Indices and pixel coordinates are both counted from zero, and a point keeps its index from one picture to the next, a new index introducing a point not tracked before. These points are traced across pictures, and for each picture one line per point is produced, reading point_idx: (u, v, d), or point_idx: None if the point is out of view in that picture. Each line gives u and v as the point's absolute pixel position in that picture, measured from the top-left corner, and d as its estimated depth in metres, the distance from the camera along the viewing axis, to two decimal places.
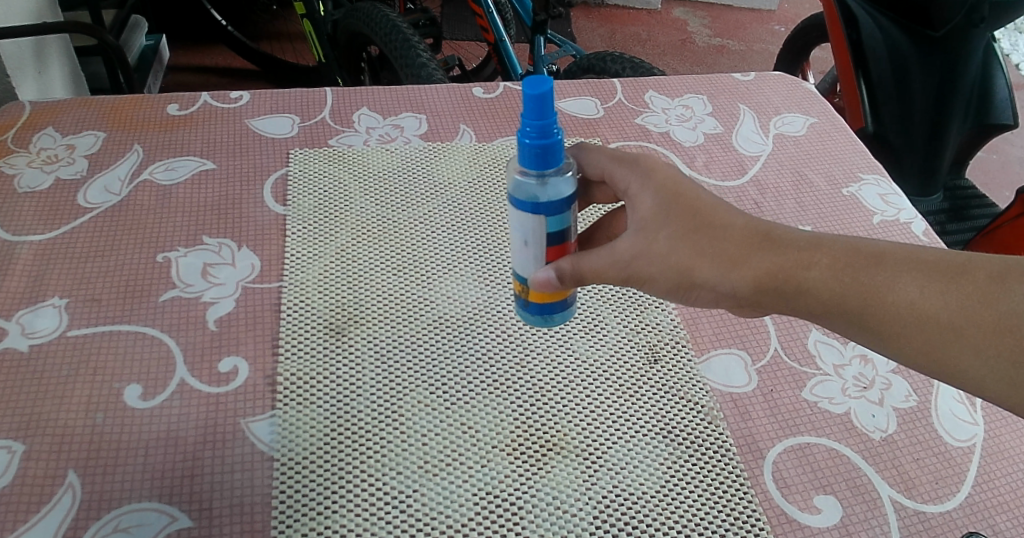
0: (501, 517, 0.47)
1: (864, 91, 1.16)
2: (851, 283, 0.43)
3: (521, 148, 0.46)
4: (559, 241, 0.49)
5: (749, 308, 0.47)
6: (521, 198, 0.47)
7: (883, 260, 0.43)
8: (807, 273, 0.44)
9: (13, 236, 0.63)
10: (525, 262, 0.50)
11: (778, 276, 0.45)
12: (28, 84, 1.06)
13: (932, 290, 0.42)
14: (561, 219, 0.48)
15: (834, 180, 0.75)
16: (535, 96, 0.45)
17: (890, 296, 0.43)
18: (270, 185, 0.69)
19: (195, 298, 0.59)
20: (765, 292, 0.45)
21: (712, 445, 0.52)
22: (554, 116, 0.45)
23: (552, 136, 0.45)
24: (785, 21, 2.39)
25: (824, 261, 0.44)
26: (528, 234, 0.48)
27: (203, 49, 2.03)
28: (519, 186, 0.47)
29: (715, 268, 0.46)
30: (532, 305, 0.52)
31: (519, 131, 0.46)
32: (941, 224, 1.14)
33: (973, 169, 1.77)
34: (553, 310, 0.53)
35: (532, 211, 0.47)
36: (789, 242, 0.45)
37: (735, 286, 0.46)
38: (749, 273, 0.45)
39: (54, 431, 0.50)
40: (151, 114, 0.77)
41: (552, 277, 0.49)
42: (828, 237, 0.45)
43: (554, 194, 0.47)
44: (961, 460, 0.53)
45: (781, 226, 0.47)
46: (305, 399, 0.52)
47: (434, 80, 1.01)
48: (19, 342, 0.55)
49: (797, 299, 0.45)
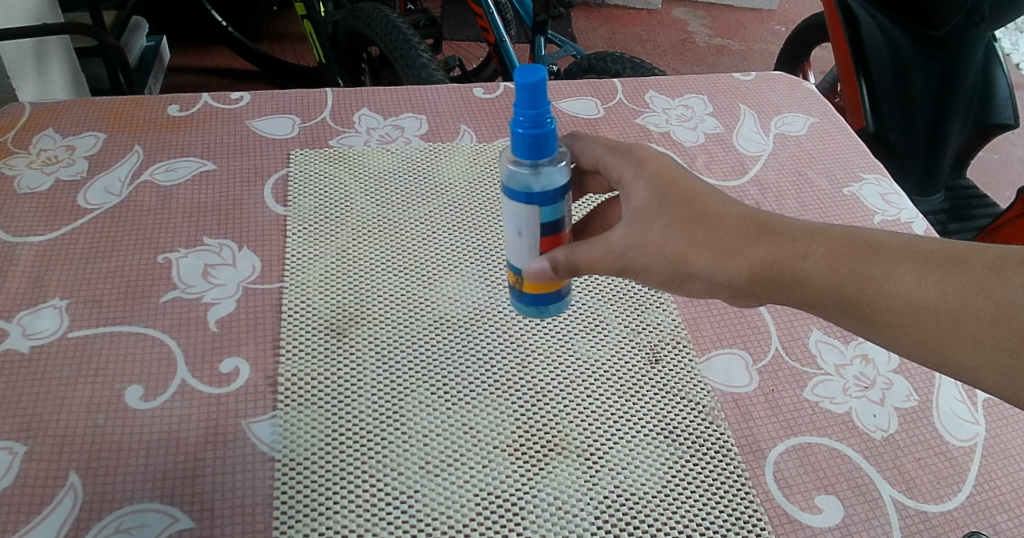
0: (503, 517, 0.47)
1: (864, 89, 1.15)
2: (847, 272, 0.43)
3: (513, 137, 0.46)
4: (552, 232, 0.49)
5: (744, 298, 0.47)
6: (515, 188, 0.47)
7: (880, 250, 0.44)
8: (803, 264, 0.44)
9: (13, 237, 0.63)
10: (519, 253, 0.50)
11: (773, 266, 0.45)
12: (30, 85, 1.06)
13: (928, 279, 0.42)
14: (555, 210, 0.48)
15: (835, 180, 0.75)
16: (526, 85, 0.44)
17: (886, 287, 0.43)
18: (271, 185, 0.69)
19: (196, 298, 0.59)
20: (760, 282, 0.45)
21: (714, 445, 0.52)
22: (547, 106, 0.45)
23: (545, 125, 0.45)
24: (785, 21, 2.39)
25: (820, 251, 0.44)
26: (521, 224, 0.48)
27: (204, 50, 2.03)
28: (512, 175, 0.47)
29: (710, 258, 0.46)
30: (526, 296, 0.52)
31: (512, 121, 0.46)
32: (942, 224, 1.14)
33: (974, 170, 1.77)
34: (548, 301, 0.53)
35: (526, 201, 0.47)
36: (786, 231, 0.46)
37: (729, 275, 0.46)
38: (744, 262, 0.45)
39: (55, 432, 0.50)
40: (152, 115, 0.77)
41: (546, 268, 0.49)
42: (825, 227, 0.45)
43: (547, 184, 0.47)
44: (963, 460, 0.52)
45: (778, 215, 0.47)
46: (306, 400, 0.52)
47: (434, 80, 1.01)
48: (20, 343, 0.55)
49: (792, 289, 0.45)
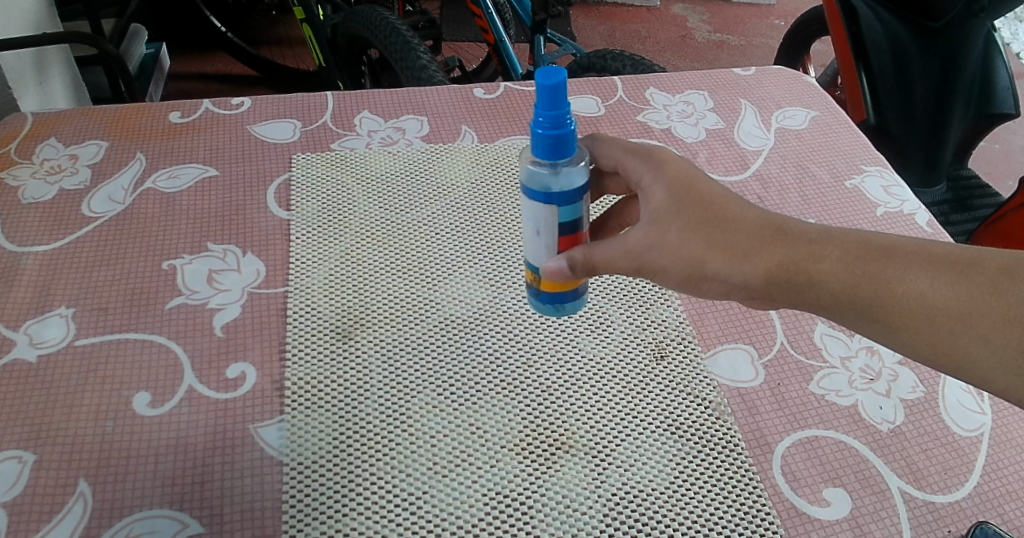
0: (512, 517, 0.47)
1: (864, 82, 1.14)
2: (861, 274, 0.43)
3: (533, 138, 0.46)
4: (571, 232, 0.49)
5: (761, 301, 0.47)
6: (534, 188, 0.47)
7: (894, 253, 0.44)
8: (817, 266, 0.44)
9: (18, 247, 0.63)
10: (538, 252, 0.50)
11: (788, 268, 0.45)
12: (31, 93, 1.07)
13: (941, 281, 0.42)
14: (574, 210, 0.48)
15: (837, 172, 0.75)
16: (548, 86, 0.45)
17: (899, 288, 0.43)
18: (275, 189, 0.70)
19: (201, 305, 0.59)
20: (776, 285, 0.45)
21: (723, 442, 0.52)
22: (567, 107, 0.45)
23: (565, 127, 0.45)
24: (785, 15, 2.38)
25: (835, 254, 0.44)
26: (540, 223, 0.48)
27: (203, 56, 2.03)
28: (532, 175, 0.47)
29: (727, 259, 0.45)
30: (544, 295, 0.52)
31: (532, 121, 0.46)
32: (945, 215, 1.15)
33: (976, 160, 1.77)
34: (565, 300, 0.53)
35: (545, 200, 0.47)
36: (800, 234, 0.45)
37: (746, 278, 0.45)
38: (761, 264, 0.45)
39: (64, 441, 0.50)
40: (152, 123, 0.77)
41: (564, 267, 0.49)
42: (840, 231, 0.45)
43: (566, 184, 0.47)
44: (970, 450, 0.52)
45: (792, 218, 0.47)
46: (314, 404, 0.52)
47: (435, 82, 1.01)
48: (28, 353, 0.55)
49: (807, 291, 0.45)
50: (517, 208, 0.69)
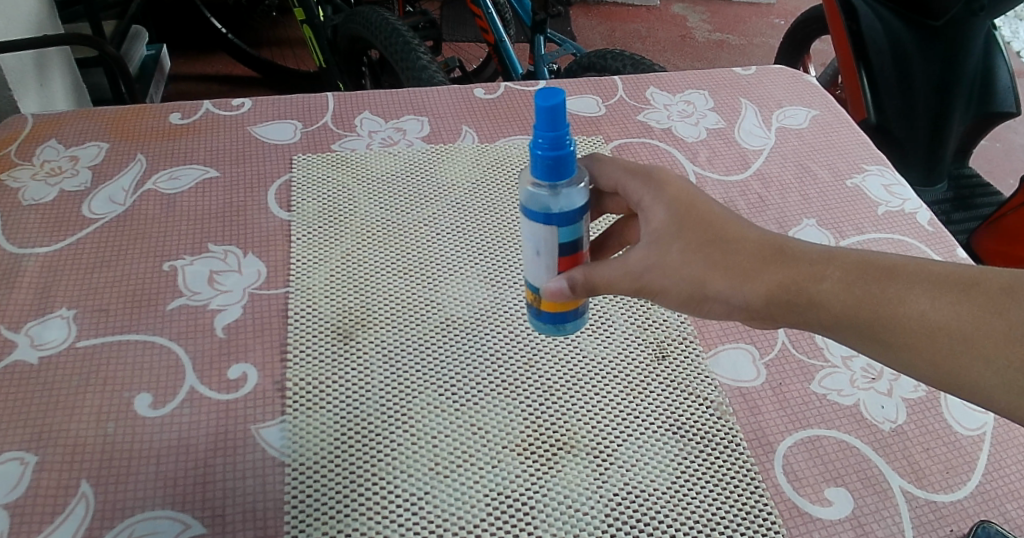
0: (513, 517, 0.47)
1: (864, 81, 1.15)
2: (862, 296, 0.43)
3: (532, 158, 0.46)
4: (571, 252, 0.49)
5: (761, 321, 0.47)
6: (533, 209, 0.47)
7: (895, 274, 0.44)
8: (818, 287, 0.44)
9: (19, 249, 0.63)
10: (538, 272, 0.50)
11: (789, 289, 0.45)
12: (31, 95, 1.07)
13: (943, 302, 0.42)
14: (573, 230, 0.48)
15: (838, 172, 0.75)
16: (546, 108, 0.44)
17: (900, 308, 0.43)
18: (275, 190, 0.70)
19: (203, 305, 0.59)
20: (777, 304, 0.45)
21: (724, 441, 0.52)
22: (567, 128, 0.45)
23: (564, 148, 0.45)
24: (785, 14, 2.38)
25: (836, 274, 0.44)
26: (540, 244, 0.48)
27: (203, 57, 2.03)
28: (531, 196, 0.47)
29: (727, 280, 0.46)
30: (544, 314, 0.52)
31: (531, 143, 0.45)
32: (946, 214, 1.15)
33: (978, 158, 1.77)
34: (565, 319, 0.52)
35: (544, 221, 0.47)
36: (801, 255, 0.45)
37: (747, 298, 0.46)
38: (761, 286, 0.45)
39: (66, 442, 0.50)
40: (153, 124, 0.77)
41: (564, 287, 0.49)
42: (840, 252, 0.45)
43: (566, 205, 0.46)
44: (972, 449, 0.52)
45: (793, 239, 0.47)
46: (316, 404, 0.52)
47: (435, 82, 1.01)
48: (29, 354, 0.55)
49: (807, 311, 0.45)
50: (517, 208, 0.69)
